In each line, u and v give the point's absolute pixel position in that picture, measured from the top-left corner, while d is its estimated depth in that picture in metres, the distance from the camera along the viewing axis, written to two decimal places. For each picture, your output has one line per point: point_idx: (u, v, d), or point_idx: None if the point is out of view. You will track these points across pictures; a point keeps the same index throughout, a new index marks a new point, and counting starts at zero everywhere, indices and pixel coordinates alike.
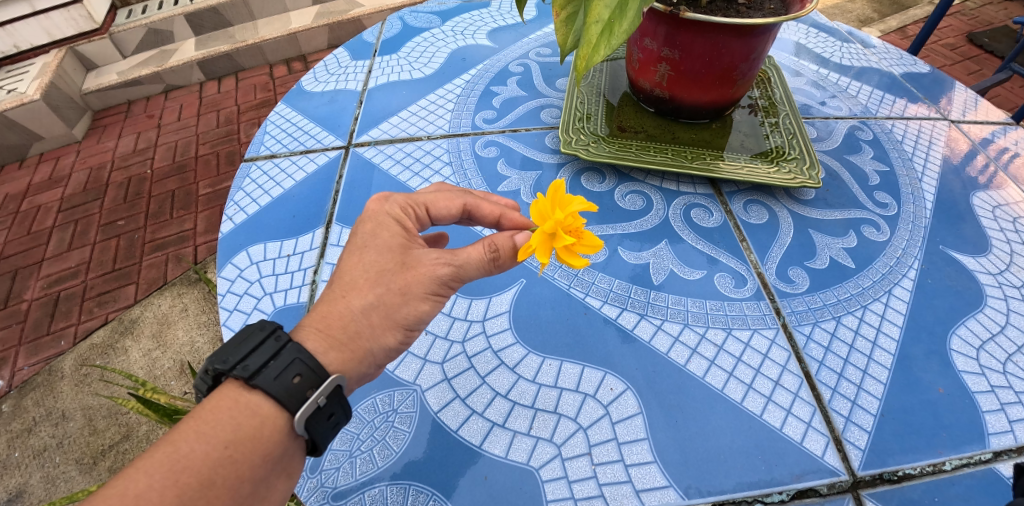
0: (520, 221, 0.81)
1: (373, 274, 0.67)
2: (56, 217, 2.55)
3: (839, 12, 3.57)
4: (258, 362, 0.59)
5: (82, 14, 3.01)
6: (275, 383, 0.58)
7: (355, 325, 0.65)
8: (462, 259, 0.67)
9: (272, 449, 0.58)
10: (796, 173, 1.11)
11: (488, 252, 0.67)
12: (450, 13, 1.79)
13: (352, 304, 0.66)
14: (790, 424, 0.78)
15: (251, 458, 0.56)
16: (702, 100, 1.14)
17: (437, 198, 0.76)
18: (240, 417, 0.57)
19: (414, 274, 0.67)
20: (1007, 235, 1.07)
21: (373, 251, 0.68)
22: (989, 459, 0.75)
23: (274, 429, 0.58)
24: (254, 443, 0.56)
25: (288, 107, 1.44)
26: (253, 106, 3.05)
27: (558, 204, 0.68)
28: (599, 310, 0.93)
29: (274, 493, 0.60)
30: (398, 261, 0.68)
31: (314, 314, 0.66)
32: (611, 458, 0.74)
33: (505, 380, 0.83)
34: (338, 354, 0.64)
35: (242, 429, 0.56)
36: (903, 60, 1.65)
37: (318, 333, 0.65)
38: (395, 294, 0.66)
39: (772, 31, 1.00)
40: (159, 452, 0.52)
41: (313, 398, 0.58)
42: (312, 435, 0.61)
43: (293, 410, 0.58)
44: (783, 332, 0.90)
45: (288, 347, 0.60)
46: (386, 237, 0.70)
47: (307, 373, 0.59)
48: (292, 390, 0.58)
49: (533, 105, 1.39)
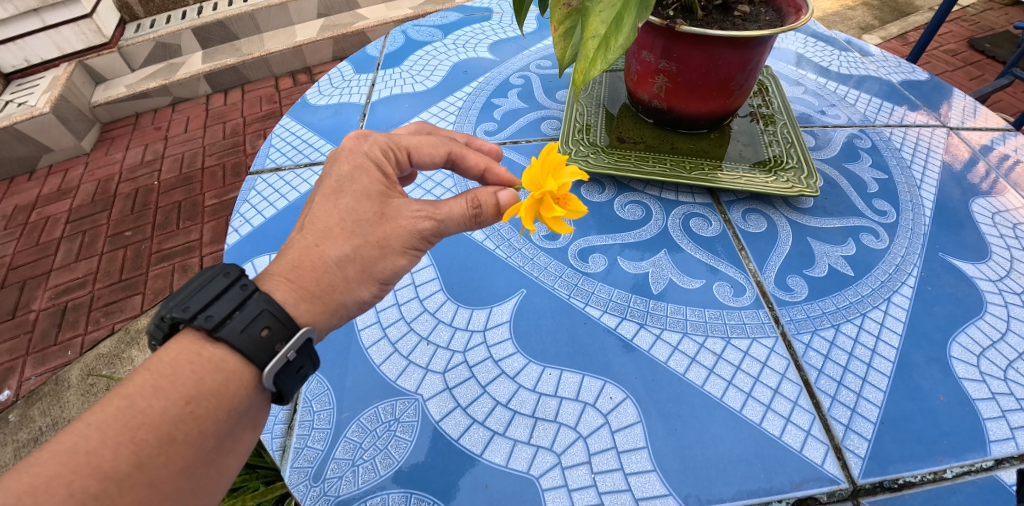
0: (505, 177, 0.87)
1: (350, 224, 0.68)
2: (64, 228, 2.59)
3: (840, 19, 3.59)
4: (223, 312, 0.59)
5: (91, 28, 3.08)
6: (243, 336, 0.59)
7: (328, 277, 0.66)
8: (443, 213, 0.71)
9: (237, 403, 0.59)
10: (793, 182, 1.12)
11: (471, 208, 0.71)
12: (452, 27, 1.82)
13: (327, 254, 0.67)
14: (789, 432, 0.78)
15: (216, 412, 0.57)
16: (700, 110, 1.16)
17: (421, 143, 0.80)
18: (204, 372, 0.57)
19: (393, 226, 0.70)
20: (1006, 242, 1.08)
21: (349, 197, 0.70)
22: (990, 467, 0.75)
23: (240, 385, 0.59)
24: (219, 398, 0.57)
25: (293, 120, 1.47)
26: (259, 118, 3.09)
27: (550, 169, 0.74)
28: (599, 319, 0.94)
29: (241, 445, 0.61)
30: (376, 212, 0.70)
31: (286, 263, 0.67)
32: (611, 466, 0.75)
33: (506, 390, 0.84)
34: (309, 306, 0.65)
35: (205, 384, 0.57)
36: (901, 68, 1.66)
37: (287, 284, 0.65)
38: (373, 247, 0.69)
39: (767, 43, 1.01)
40: (113, 405, 0.52)
41: (283, 352, 0.60)
42: (281, 387, 0.63)
43: (263, 365, 0.60)
44: (782, 341, 0.90)
45: (255, 297, 0.61)
46: (365, 182, 0.71)
47: (276, 326, 0.61)
48: (260, 343, 0.60)
49: (533, 117, 1.41)
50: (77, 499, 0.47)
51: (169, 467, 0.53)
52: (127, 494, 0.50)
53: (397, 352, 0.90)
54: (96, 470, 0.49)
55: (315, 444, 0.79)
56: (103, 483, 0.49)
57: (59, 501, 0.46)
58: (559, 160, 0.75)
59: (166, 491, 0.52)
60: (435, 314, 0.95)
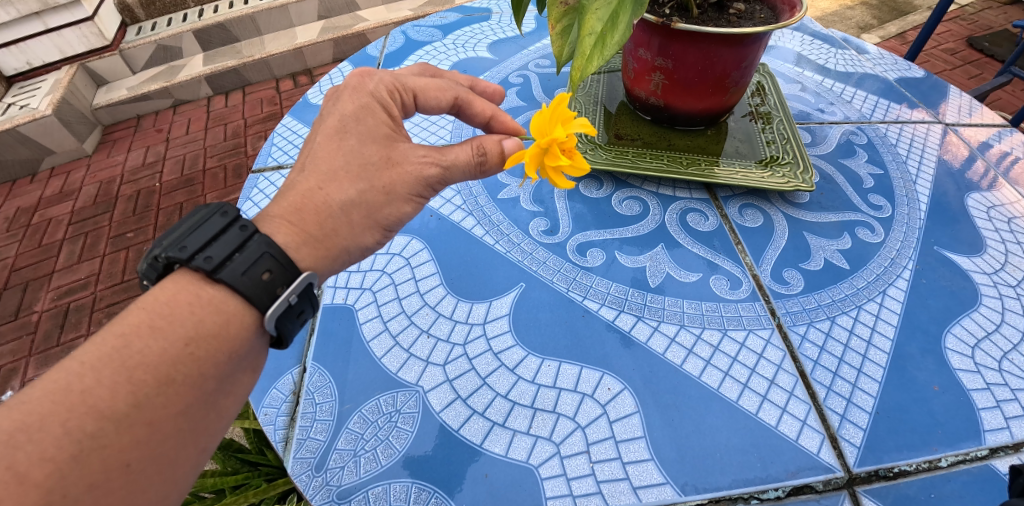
0: (509, 124, 0.90)
1: (355, 168, 0.70)
2: (66, 230, 2.61)
3: (839, 19, 3.61)
4: (224, 254, 0.60)
5: (93, 32, 3.10)
6: (244, 278, 0.60)
7: (332, 222, 0.68)
8: (449, 160, 0.74)
9: (237, 346, 0.60)
10: (790, 177, 1.13)
11: (477, 155, 0.75)
12: (452, 27, 1.83)
13: (331, 198, 0.68)
14: (785, 422, 0.79)
15: (216, 355, 0.57)
16: (697, 107, 1.17)
17: (429, 87, 0.83)
18: (204, 314, 0.58)
19: (399, 171, 0.72)
20: (1001, 236, 1.09)
21: (355, 138, 0.72)
22: (985, 456, 0.76)
23: (241, 327, 0.60)
24: (219, 340, 0.57)
25: (294, 120, 1.48)
26: (260, 120, 3.11)
27: (558, 118, 0.76)
28: (598, 313, 0.95)
29: (240, 388, 0.61)
30: (383, 156, 0.72)
31: (285, 202, 0.68)
32: (609, 455, 0.76)
33: (505, 382, 0.85)
34: (311, 251, 0.67)
35: (206, 325, 0.57)
36: (898, 66, 1.67)
37: (288, 226, 0.66)
38: (379, 192, 0.71)
39: (761, 39, 1.03)
40: (108, 344, 0.52)
41: (285, 295, 0.61)
42: (281, 330, 0.64)
43: (265, 308, 0.61)
44: (777, 332, 0.92)
45: (256, 241, 0.62)
46: (373, 124, 0.74)
47: (277, 269, 0.62)
48: (261, 286, 0.61)
49: (532, 115, 1.42)
50: (72, 437, 0.48)
51: (168, 408, 0.53)
52: (125, 433, 0.50)
53: (397, 345, 0.91)
54: (92, 409, 0.49)
55: (316, 435, 0.80)
56: (100, 422, 0.49)
57: (53, 438, 0.47)
58: (566, 111, 0.77)
59: (166, 431, 0.53)
60: (435, 307, 0.96)
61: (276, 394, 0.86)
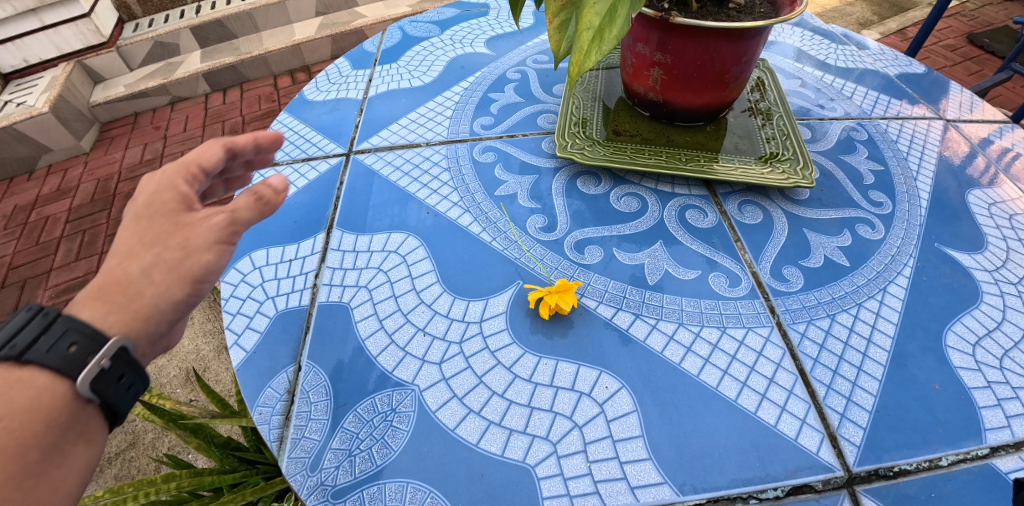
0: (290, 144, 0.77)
1: (142, 239, 0.61)
2: (64, 227, 2.60)
3: (839, 15, 3.59)
4: (19, 337, 0.52)
5: (90, 28, 3.08)
6: (48, 353, 0.52)
7: (133, 284, 0.60)
8: (231, 203, 0.64)
9: (57, 418, 0.52)
10: (789, 173, 1.13)
11: (256, 191, 0.64)
12: (449, 23, 1.82)
13: (129, 266, 0.60)
14: (784, 420, 0.79)
15: (32, 426, 0.50)
16: (696, 103, 1.16)
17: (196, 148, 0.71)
18: (8, 392, 0.50)
19: (191, 229, 0.63)
20: (1003, 233, 1.08)
21: (143, 221, 0.64)
22: (985, 455, 0.75)
23: (55, 397, 0.53)
24: (32, 412, 0.51)
25: (291, 117, 1.46)
26: (258, 117, 3.10)
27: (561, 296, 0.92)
28: (595, 310, 0.94)
29: (75, 465, 0.53)
30: (172, 222, 0.63)
31: (91, 287, 0.60)
32: (607, 455, 0.75)
33: (501, 380, 0.84)
34: (120, 317, 0.58)
35: (12, 402, 0.50)
36: (898, 61, 1.66)
37: (94, 303, 0.59)
38: (175, 251, 0.61)
39: (761, 34, 1.01)
40: None
41: (94, 360, 0.53)
42: (103, 400, 0.56)
43: (75, 378, 0.53)
44: (777, 330, 0.91)
45: (53, 315, 0.54)
46: (160, 203, 0.65)
47: (84, 339, 0.54)
48: (71, 359, 0.53)
49: (530, 111, 1.41)
50: None
51: None
52: None
53: (393, 343, 0.90)
54: None
55: (311, 435, 0.79)
56: None
57: None
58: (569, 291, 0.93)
59: None
60: (431, 305, 0.96)
61: (271, 393, 0.85)
